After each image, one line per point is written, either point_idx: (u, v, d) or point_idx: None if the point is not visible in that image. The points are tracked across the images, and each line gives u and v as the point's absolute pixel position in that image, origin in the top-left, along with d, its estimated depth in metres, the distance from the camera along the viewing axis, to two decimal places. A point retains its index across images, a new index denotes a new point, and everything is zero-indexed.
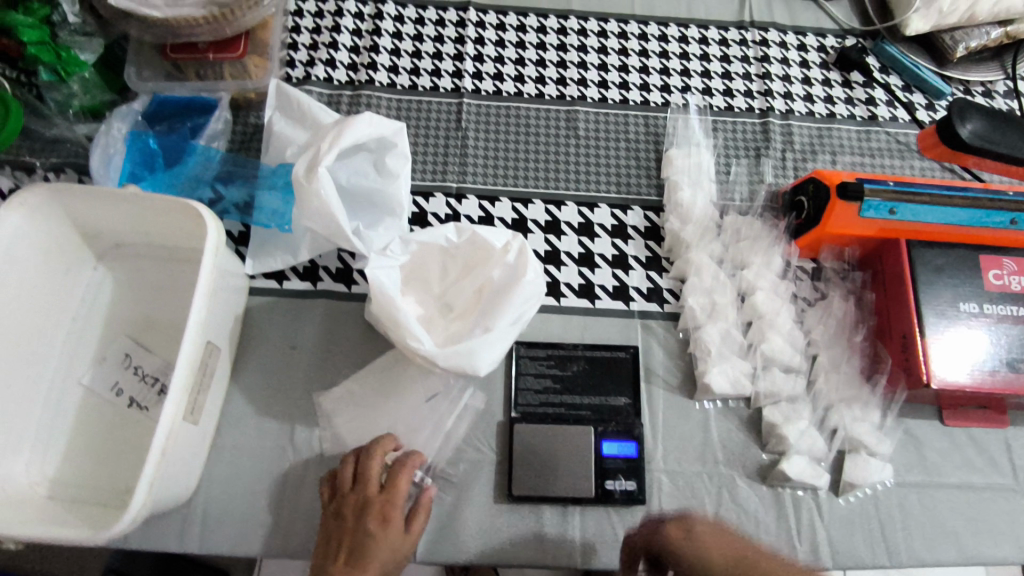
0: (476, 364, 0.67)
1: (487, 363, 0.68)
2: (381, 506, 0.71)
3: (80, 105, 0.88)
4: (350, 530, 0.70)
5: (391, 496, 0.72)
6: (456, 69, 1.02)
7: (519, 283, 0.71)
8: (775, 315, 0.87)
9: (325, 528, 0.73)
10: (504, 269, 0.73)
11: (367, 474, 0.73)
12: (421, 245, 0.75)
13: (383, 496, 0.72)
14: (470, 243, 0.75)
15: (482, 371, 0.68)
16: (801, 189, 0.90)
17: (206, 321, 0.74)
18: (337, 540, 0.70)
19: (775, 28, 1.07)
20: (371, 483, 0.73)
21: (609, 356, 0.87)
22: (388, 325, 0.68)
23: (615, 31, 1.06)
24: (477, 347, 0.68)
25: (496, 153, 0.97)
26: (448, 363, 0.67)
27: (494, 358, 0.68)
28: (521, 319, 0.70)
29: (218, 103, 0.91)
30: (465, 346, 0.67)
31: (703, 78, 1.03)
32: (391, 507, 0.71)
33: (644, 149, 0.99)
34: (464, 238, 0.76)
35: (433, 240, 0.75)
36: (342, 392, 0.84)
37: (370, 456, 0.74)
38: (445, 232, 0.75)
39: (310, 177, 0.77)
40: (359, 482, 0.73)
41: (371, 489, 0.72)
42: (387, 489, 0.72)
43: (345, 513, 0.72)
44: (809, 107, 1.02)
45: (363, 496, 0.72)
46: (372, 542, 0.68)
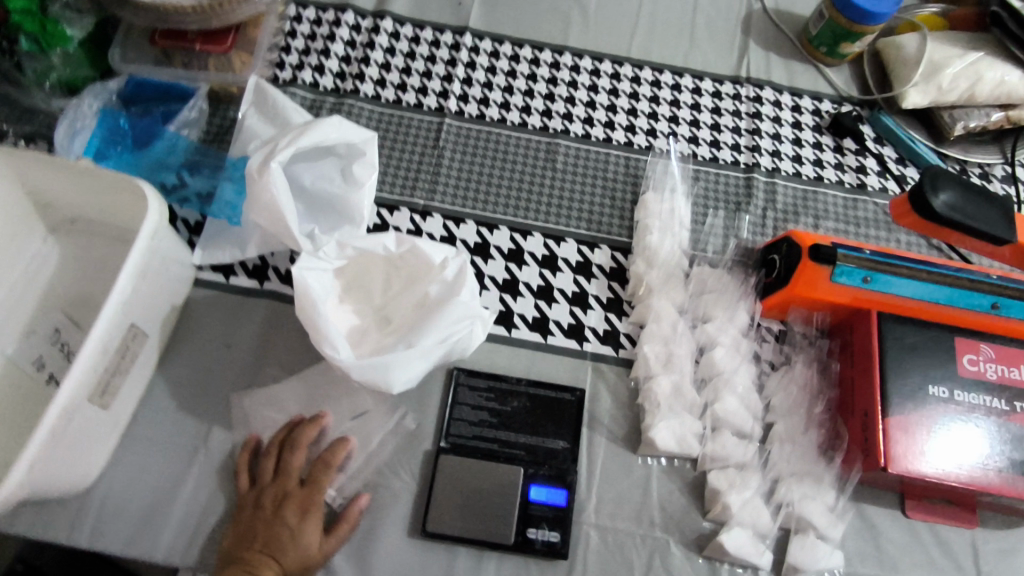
0: (390, 381, 0.63)
1: (403, 381, 0.64)
2: (302, 499, 0.70)
3: (59, 78, 0.88)
4: (266, 521, 0.69)
5: (312, 491, 0.71)
6: (443, 90, 1.01)
7: (452, 301, 0.68)
8: (732, 374, 0.83)
9: (236, 518, 0.71)
10: (440, 286, 0.71)
11: (289, 467, 0.72)
12: (359, 251, 0.73)
13: (305, 490, 0.71)
14: (411, 255, 0.73)
15: (394, 390, 0.63)
16: (774, 247, 0.86)
17: (131, 301, 0.72)
18: (250, 530, 0.69)
19: (771, 86, 1.06)
20: (294, 474, 0.71)
21: (553, 396, 0.82)
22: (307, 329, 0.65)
23: (609, 72, 1.05)
24: (394, 363, 0.63)
25: (469, 176, 0.95)
26: (360, 376, 0.63)
27: (411, 378, 0.64)
28: (448, 339, 0.66)
29: (195, 91, 0.91)
30: (380, 360, 0.63)
31: (691, 127, 1.01)
32: (311, 500, 0.70)
33: (620, 189, 0.96)
34: (405, 249, 0.73)
35: (373, 248, 0.73)
36: (267, 397, 0.80)
37: (295, 445, 0.73)
38: (386, 240, 0.73)
39: (262, 171, 0.75)
40: (280, 474, 0.71)
41: (292, 481, 0.71)
42: (309, 483, 0.71)
43: (263, 503, 0.70)
44: (797, 168, 1.00)
45: (285, 489, 0.70)
46: (287, 536, 0.67)
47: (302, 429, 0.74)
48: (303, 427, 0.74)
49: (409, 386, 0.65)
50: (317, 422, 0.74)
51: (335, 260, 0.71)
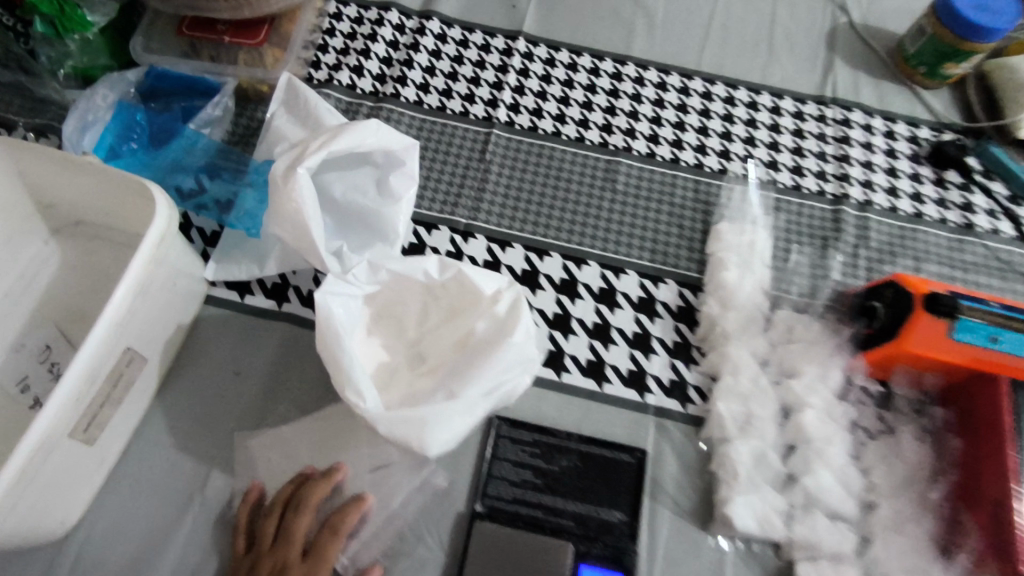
0: (426, 440, 0.51)
1: (442, 442, 0.52)
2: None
3: (74, 66, 0.79)
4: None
5: (315, 567, 0.58)
6: (492, 98, 0.91)
7: (503, 343, 0.56)
8: (825, 443, 0.69)
9: None
10: (489, 323, 0.59)
11: (292, 533, 0.60)
12: (393, 274, 0.61)
13: (307, 566, 0.58)
14: (456, 284, 0.61)
15: (431, 452, 0.52)
16: (876, 291, 0.73)
17: (128, 321, 0.62)
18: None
19: (860, 109, 0.93)
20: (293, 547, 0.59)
21: (609, 456, 0.70)
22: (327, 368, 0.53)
23: (677, 85, 0.94)
24: (432, 417, 0.52)
25: (518, 194, 0.85)
26: (390, 432, 0.51)
27: (451, 437, 0.53)
28: (496, 390, 0.55)
29: (221, 87, 0.81)
30: (416, 413, 0.52)
31: (770, 150, 0.90)
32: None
33: (689, 216, 0.84)
34: (448, 276, 0.62)
35: (410, 273, 0.61)
36: (277, 440, 0.69)
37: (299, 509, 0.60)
38: (426, 264, 0.62)
39: (288, 177, 0.65)
40: (281, 541, 0.59)
41: (292, 557, 0.59)
42: (312, 557, 0.59)
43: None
44: (892, 202, 0.87)
45: (282, 562, 0.58)
46: None
47: (310, 488, 0.61)
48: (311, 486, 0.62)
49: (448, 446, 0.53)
50: (328, 479, 0.62)
51: (364, 284, 0.60)
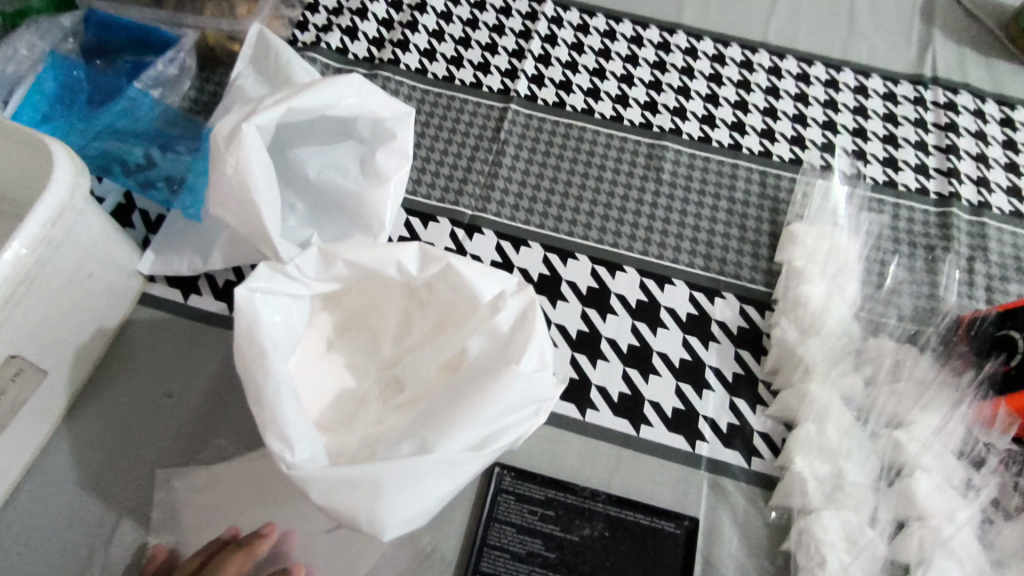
0: (378, 515, 0.35)
1: (402, 519, 0.35)
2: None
3: (1, 11, 0.64)
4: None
5: None
6: (511, 68, 0.75)
7: (504, 376, 0.38)
8: (950, 524, 0.50)
9: None
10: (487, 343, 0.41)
11: None
12: (354, 268, 0.42)
13: None
14: (444, 282, 0.43)
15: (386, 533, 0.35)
16: (1015, 316, 0.54)
17: (5, 322, 0.46)
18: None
19: (968, 92, 0.75)
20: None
21: (646, 525, 0.52)
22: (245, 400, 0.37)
23: (738, 58, 0.77)
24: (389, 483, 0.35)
25: (538, 182, 0.68)
26: (328, 499, 0.35)
27: (418, 510, 0.36)
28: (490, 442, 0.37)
29: (178, 40, 0.66)
30: (366, 475, 0.35)
31: (855, 137, 0.72)
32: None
33: (754, 215, 0.67)
34: (432, 273, 0.43)
35: (378, 268, 0.42)
36: (209, 484, 0.53)
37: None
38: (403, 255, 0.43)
39: (231, 140, 0.49)
40: None
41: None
42: None
43: None
44: (1015, 205, 0.68)
45: None
46: None
47: (222, 563, 0.45)
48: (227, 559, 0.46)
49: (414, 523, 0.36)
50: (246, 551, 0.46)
51: (314, 281, 0.42)
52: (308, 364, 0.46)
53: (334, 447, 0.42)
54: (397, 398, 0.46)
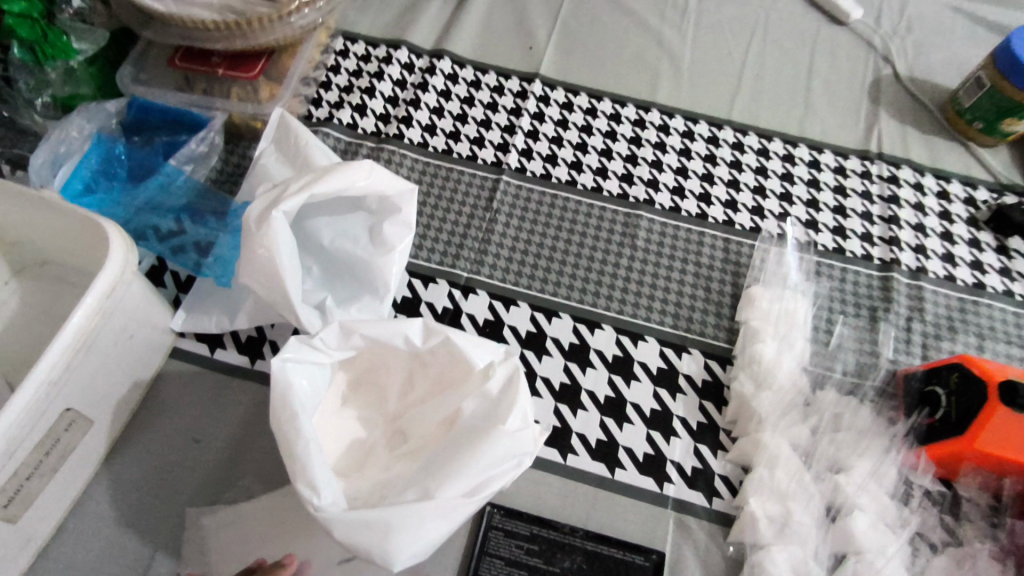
0: (390, 552, 0.41)
1: (409, 556, 0.42)
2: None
3: (55, 95, 0.73)
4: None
5: None
6: (503, 142, 0.84)
7: (494, 434, 0.46)
8: (882, 557, 0.58)
9: None
10: (480, 404, 0.48)
11: None
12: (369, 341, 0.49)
13: None
14: (442, 351, 0.51)
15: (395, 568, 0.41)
16: (938, 373, 0.63)
17: (66, 380, 0.54)
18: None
19: (909, 166, 0.85)
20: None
21: (619, 558, 0.60)
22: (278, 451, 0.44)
23: (705, 134, 0.86)
24: (399, 525, 0.41)
25: (526, 247, 0.77)
26: (347, 538, 0.41)
27: (421, 548, 0.42)
28: (483, 491, 0.44)
29: (209, 120, 0.75)
30: (380, 517, 0.41)
31: (808, 208, 0.81)
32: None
33: (718, 278, 0.75)
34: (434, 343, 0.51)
35: (387, 339, 0.49)
36: (234, 521, 0.60)
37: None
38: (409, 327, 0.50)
39: (261, 222, 0.57)
40: None
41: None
42: None
43: None
44: (949, 270, 0.77)
45: None
46: None
47: None
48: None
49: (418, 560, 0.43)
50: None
51: (336, 350, 0.49)
52: (325, 418, 0.54)
53: (349, 491, 0.49)
54: (401, 448, 0.53)
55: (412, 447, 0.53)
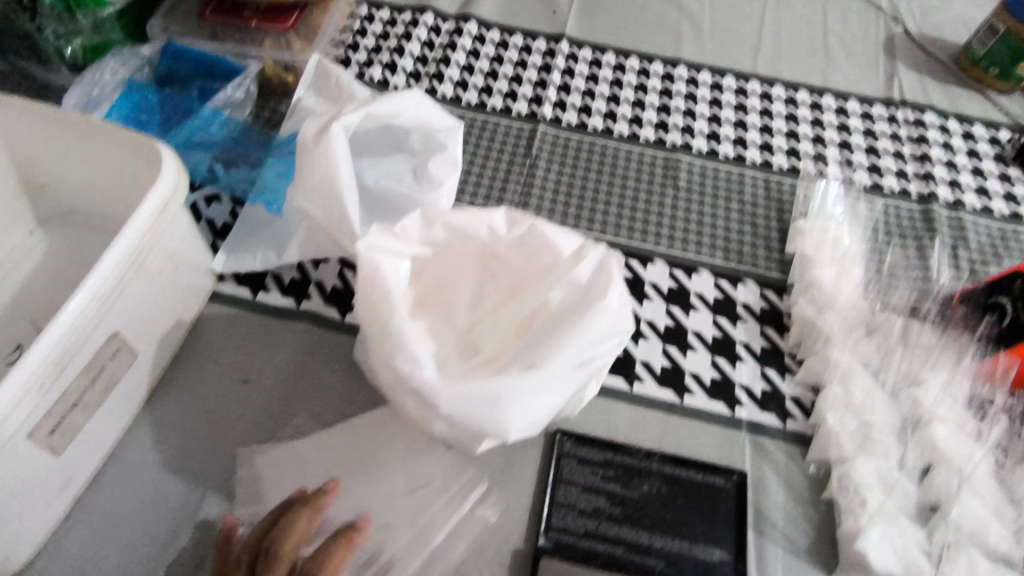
0: (504, 420, 0.40)
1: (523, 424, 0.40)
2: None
3: (83, 44, 0.70)
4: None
5: None
6: (536, 95, 0.84)
7: (594, 310, 0.44)
8: (969, 464, 0.56)
9: None
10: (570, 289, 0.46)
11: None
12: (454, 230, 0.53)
13: None
14: (530, 239, 0.53)
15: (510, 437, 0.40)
16: (999, 283, 0.61)
17: (114, 299, 0.50)
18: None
19: (933, 111, 0.87)
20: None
21: (698, 481, 0.58)
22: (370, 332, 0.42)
23: (733, 86, 0.87)
24: (509, 393, 0.40)
25: (570, 190, 0.76)
26: (458, 411, 0.40)
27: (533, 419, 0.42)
28: (588, 363, 0.43)
29: (243, 69, 0.73)
30: (491, 387, 0.40)
31: (842, 149, 0.82)
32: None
33: (763, 214, 0.75)
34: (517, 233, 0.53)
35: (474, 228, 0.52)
36: (292, 458, 0.56)
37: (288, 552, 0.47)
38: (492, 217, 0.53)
39: (319, 139, 0.55)
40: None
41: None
42: None
43: None
44: (984, 202, 0.78)
45: None
46: None
47: (291, 521, 0.48)
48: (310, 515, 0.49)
49: (533, 431, 0.42)
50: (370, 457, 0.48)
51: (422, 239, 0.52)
52: None
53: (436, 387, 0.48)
54: (473, 359, 0.49)
55: (486, 357, 0.49)
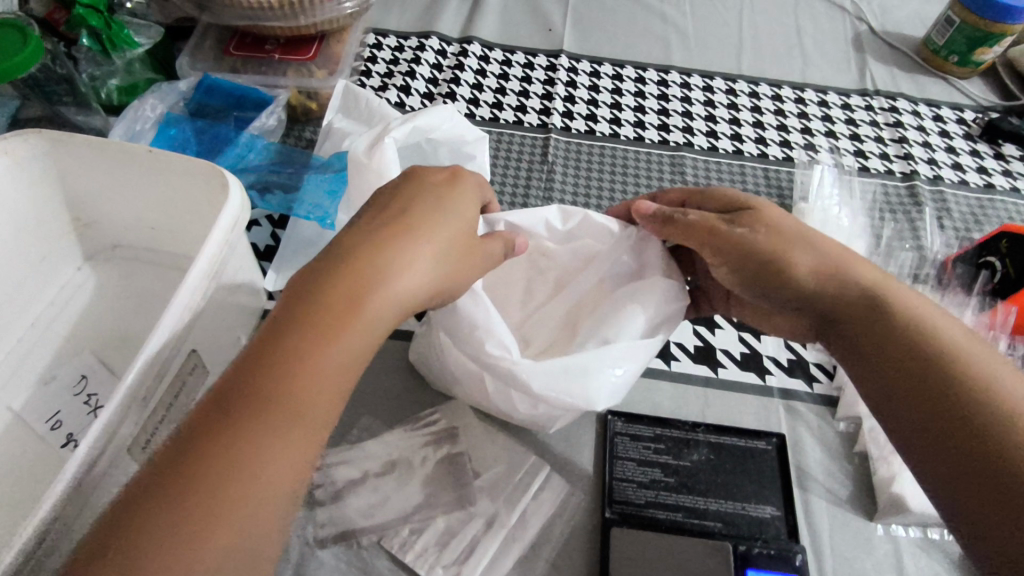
0: (591, 391, 0.49)
1: (605, 395, 0.50)
2: (340, 327, 0.40)
3: (118, 86, 0.75)
4: (288, 397, 0.38)
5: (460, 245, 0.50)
6: (544, 107, 0.89)
7: (650, 286, 0.54)
8: None
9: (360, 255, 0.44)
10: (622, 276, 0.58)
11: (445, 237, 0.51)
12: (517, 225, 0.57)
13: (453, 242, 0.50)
14: (583, 230, 0.58)
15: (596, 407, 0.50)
16: (989, 245, 0.69)
17: (193, 318, 0.53)
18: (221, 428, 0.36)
19: (904, 98, 0.94)
20: (356, 296, 0.41)
21: (742, 446, 0.62)
22: (457, 330, 0.51)
23: (723, 88, 0.94)
24: (593, 369, 0.50)
25: (588, 191, 0.81)
26: (549, 388, 0.49)
27: (617, 386, 0.51)
28: (654, 332, 0.53)
29: (273, 98, 0.76)
30: (576, 364, 0.50)
31: (829, 138, 0.89)
32: (350, 338, 0.40)
33: (767, 202, 0.81)
34: (571, 226, 0.58)
35: (533, 224, 0.57)
36: (362, 458, 0.59)
37: (369, 254, 0.43)
38: (547, 213, 0.58)
39: (372, 152, 0.60)
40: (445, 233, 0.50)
41: (351, 296, 0.41)
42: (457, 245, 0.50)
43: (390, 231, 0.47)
44: (961, 176, 0.86)
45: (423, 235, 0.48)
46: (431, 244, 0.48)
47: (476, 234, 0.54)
48: (391, 223, 0.46)
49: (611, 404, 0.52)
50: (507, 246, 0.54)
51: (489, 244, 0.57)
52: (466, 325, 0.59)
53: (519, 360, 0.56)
54: (529, 350, 0.56)
55: (539, 349, 0.56)
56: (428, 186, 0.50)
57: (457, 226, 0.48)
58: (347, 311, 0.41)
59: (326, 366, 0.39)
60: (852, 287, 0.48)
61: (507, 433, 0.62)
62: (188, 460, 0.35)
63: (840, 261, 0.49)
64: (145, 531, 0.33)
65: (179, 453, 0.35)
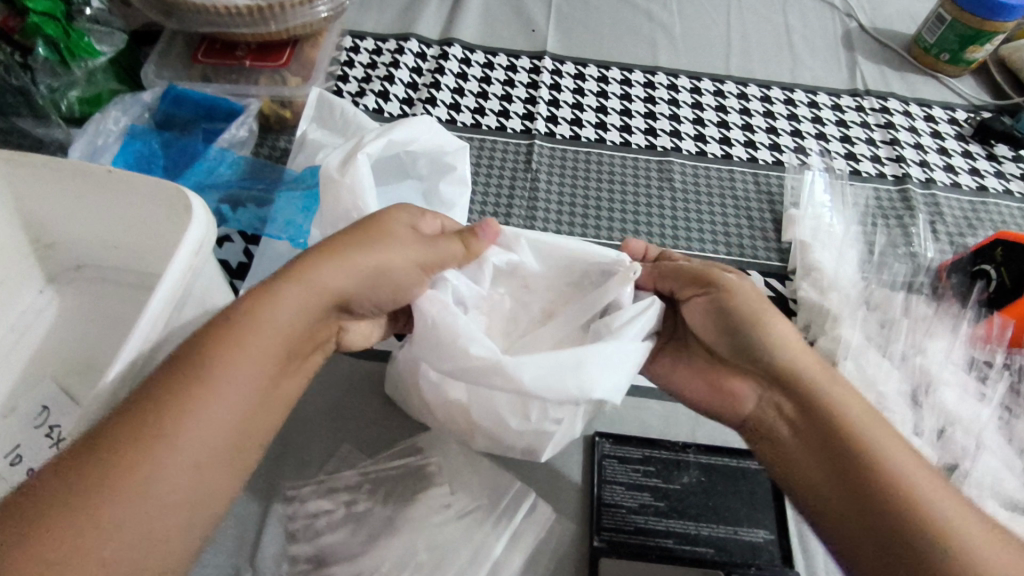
0: (591, 377, 0.47)
1: (605, 386, 0.48)
2: (245, 340, 0.41)
3: (79, 96, 0.71)
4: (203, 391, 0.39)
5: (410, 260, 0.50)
6: (527, 112, 0.87)
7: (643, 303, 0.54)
8: (978, 422, 0.60)
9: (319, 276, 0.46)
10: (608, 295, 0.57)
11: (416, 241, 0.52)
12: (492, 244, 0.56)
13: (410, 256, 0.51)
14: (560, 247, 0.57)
15: (596, 395, 0.48)
16: (983, 252, 0.67)
17: (157, 350, 0.50)
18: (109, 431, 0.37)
19: (895, 98, 0.93)
20: (268, 311, 0.43)
21: (734, 466, 0.60)
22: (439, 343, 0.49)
23: (711, 89, 0.92)
24: (590, 360, 0.48)
25: (574, 200, 0.78)
26: (548, 380, 0.47)
27: (616, 377, 0.49)
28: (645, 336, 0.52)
29: (244, 108, 0.73)
30: (572, 356, 0.48)
31: (819, 140, 0.87)
32: (257, 350, 0.42)
33: (757, 208, 0.79)
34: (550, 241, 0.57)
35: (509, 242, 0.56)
36: (341, 489, 0.57)
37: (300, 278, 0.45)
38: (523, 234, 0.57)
39: (346, 169, 0.57)
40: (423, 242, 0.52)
41: (260, 312, 0.43)
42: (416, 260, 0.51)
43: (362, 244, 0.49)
44: (953, 178, 0.84)
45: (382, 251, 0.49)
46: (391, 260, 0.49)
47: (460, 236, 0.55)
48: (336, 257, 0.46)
49: (616, 398, 0.49)
50: (466, 253, 0.54)
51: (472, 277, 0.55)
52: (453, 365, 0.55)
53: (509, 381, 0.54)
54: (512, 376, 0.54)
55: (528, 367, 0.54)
56: (392, 224, 0.50)
57: (407, 265, 0.49)
58: (265, 323, 0.42)
59: (235, 378, 0.40)
60: (819, 383, 0.49)
61: (490, 458, 0.60)
62: (80, 461, 0.35)
63: (798, 352, 0.51)
64: (24, 529, 0.32)
65: (73, 451, 0.36)
